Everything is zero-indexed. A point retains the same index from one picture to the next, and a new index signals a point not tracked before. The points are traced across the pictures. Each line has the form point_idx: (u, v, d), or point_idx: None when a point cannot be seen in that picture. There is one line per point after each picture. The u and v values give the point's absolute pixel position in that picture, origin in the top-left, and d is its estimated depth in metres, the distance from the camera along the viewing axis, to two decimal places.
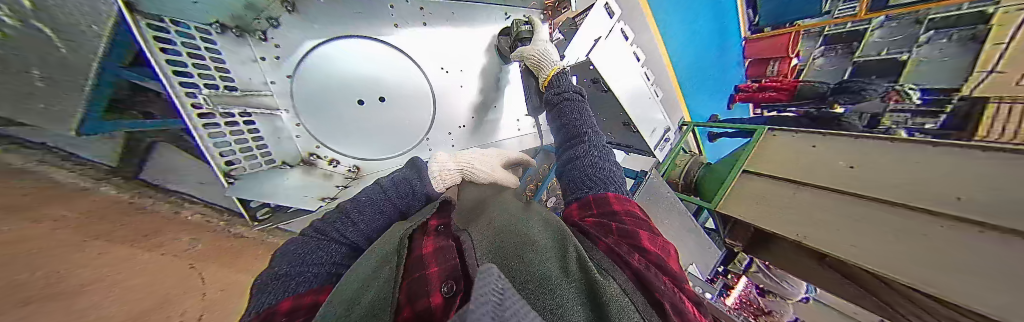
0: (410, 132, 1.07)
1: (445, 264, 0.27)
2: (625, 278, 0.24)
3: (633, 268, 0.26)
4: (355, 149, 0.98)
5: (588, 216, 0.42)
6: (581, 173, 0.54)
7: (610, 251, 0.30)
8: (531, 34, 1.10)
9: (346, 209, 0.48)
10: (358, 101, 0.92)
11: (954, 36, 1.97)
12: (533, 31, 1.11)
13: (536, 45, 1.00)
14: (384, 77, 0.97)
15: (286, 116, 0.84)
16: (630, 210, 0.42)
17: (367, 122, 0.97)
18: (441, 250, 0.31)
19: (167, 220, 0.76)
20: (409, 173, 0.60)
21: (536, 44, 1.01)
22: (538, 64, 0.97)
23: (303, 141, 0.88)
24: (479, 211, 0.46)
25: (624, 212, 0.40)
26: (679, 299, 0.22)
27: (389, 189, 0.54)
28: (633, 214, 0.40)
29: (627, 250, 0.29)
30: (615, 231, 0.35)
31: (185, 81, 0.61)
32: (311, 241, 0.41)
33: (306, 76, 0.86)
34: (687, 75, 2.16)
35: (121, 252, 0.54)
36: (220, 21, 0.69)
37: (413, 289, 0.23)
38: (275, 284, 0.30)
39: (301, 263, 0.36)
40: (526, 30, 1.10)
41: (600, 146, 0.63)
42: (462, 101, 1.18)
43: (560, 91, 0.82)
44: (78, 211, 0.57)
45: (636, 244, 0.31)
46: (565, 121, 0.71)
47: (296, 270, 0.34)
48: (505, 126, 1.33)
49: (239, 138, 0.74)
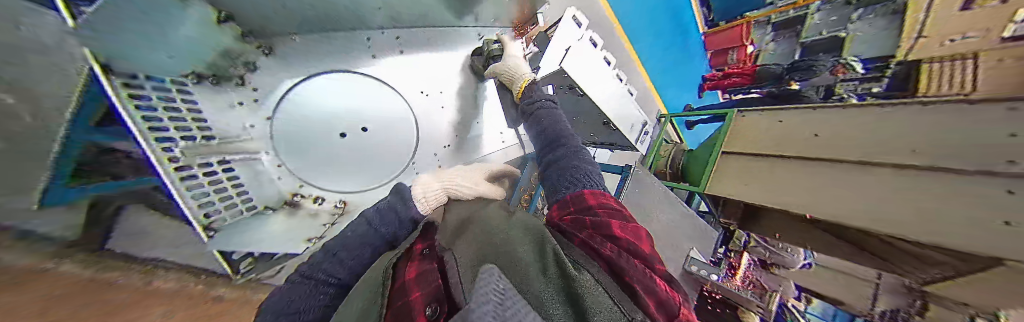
0: (395, 158, 1.06)
1: (429, 287, 0.28)
2: (603, 274, 0.27)
3: (605, 257, 0.29)
4: (338, 184, 0.97)
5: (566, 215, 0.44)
6: (560, 176, 0.56)
7: (584, 244, 0.32)
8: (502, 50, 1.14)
9: (329, 248, 0.46)
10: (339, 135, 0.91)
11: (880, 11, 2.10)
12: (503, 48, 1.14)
13: (507, 62, 1.05)
14: (364, 106, 0.98)
15: (268, 158, 0.88)
16: (603, 202, 0.44)
17: (346, 152, 0.95)
18: (424, 275, 0.32)
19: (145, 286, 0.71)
20: (393, 201, 0.54)
21: (507, 60, 1.06)
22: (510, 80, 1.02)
23: (286, 181, 0.91)
24: (464, 227, 0.43)
25: (597, 205, 0.43)
26: (648, 277, 0.27)
27: (374, 221, 0.50)
28: (607, 205, 0.43)
29: (600, 240, 0.32)
30: (589, 224, 0.37)
31: (161, 135, 0.62)
32: (297, 286, 0.41)
33: (285, 118, 0.89)
34: (657, 71, 2.29)
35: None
36: (197, 71, 0.73)
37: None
38: None
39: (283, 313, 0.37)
40: (497, 47, 1.13)
41: (577, 147, 0.65)
42: (443, 122, 1.19)
43: (533, 101, 0.84)
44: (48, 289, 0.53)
45: (608, 234, 0.34)
46: (541, 128, 0.74)
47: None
48: (488, 141, 1.30)
49: (218, 187, 0.73)
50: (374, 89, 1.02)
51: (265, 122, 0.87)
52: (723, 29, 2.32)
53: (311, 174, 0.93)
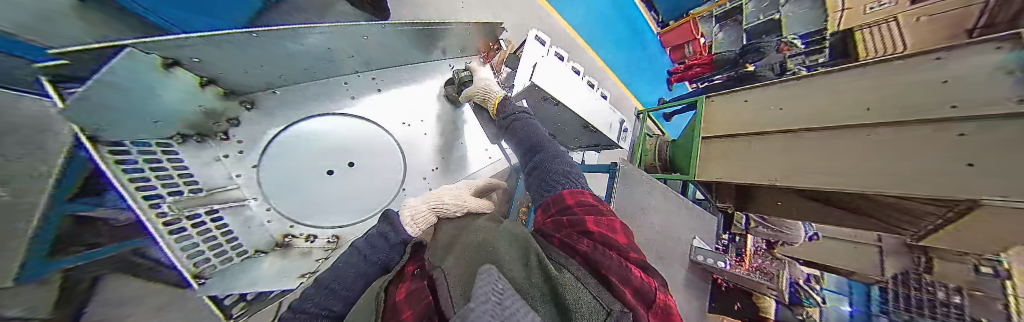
0: (383, 188, 1.08)
1: (418, 304, 0.28)
2: (586, 272, 0.28)
3: (581, 254, 0.31)
4: (328, 220, 0.99)
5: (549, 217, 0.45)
6: (541, 179, 0.59)
7: (563, 244, 0.34)
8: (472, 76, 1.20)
9: (323, 282, 0.45)
10: (328, 172, 0.97)
11: None
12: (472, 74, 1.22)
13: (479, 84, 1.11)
14: (348, 143, 1.03)
15: (256, 203, 0.89)
16: (580, 200, 0.47)
17: (336, 189, 1.00)
18: (416, 292, 0.31)
19: None
20: (382, 226, 0.55)
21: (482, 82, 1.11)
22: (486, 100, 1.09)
23: (274, 224, 0.92)
24: (454, 237, 0.47)
25: (575, 204, 0.45)
26: (621, 265, 0.29)
27: (366, 251, 0.50)
28: (585, 204, 0.46)
29: (578, 239, 0.34)
30: (567, 223, 0.39)
31: (150, 194, 0.61)
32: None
33: (271, 163, 0.93)
34: (625, 72, 2.45)
35: None
36: (181, 132, 0.77)
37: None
38: None
39: None
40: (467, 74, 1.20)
41: (555, 151, 0.70)
42: (428, 147, 1.22)
43: (509, 114, 0.90)
44: None
45: (584, 231, 0.36)
46: (520, 138, 0.78)
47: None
48: (474, 158, 1.32)
49: (209, 236, 0.72)
50: (358, 129, 1.07)
51: (253, 172, 0.91)
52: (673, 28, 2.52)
53: (301, 212, 0.95)
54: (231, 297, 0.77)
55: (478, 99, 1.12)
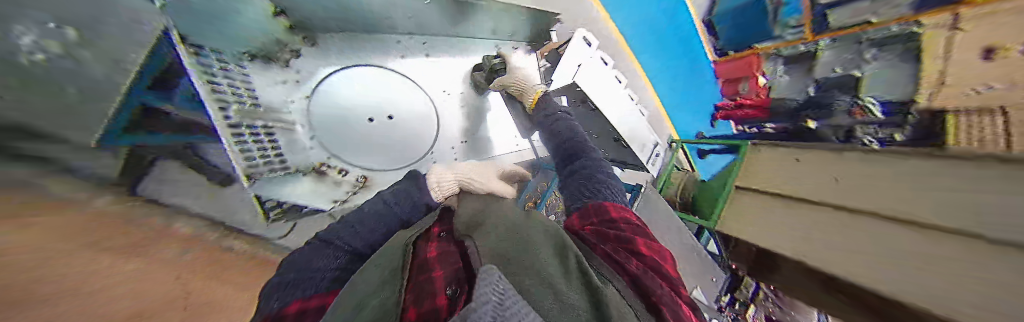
0: (415, 144, 1.12)
1: (451, 268, 0.35)
2: (625, 286, 0.31)
3: (631, 274, 0.34)
4: (364, 160, 1.01)
5: (589, 224, 0.49)
6: (577, 187, 0.61)
7: (607, 256, 0.38)
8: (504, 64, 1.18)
9: (350, 221, 0.52)
10: (368, 119, 0.98)
11: (894, 50, 1.64)
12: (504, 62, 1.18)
13: (513, 74, 1.09)
14: (393, 97, 1.06)
15: (302, 130, 0.91)
16: (623, 216, 0.49)
17: (374, 137, 1.01)
18: (444, 256, 0.39)
19: (164, 230, 0.80)
20: (410, 186, 0.64)
21: (515, 71, 1.10)
22: (522, 93, 1.10)
23: (314, 153, 0.92)
24: (479, 207, 0.51)
25: (620, 219, 0.48)
26: (671, 297, 0.31)
27: (390, 202, 0.58)
28: (626, 222, 0.48)
29: (625, 258, 0.37)
30: (613, 237, 0.43)
31: (219, 94, 0.68)
32: (319, 249, 0.46)
33: (321, 97, 0.94)
34: (670, 96, 2.35)
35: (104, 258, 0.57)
36: (252, 50, 0.79)
37: (426, 298, 0.27)
38: (287, 289, 0.37)
39: (310, 267, 0.42)
40: (500, 61, 1.18)
41: (596, 159, 0.70)
42: (457, 119, 1.25)
43: (548, 114, 0.92)
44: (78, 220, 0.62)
45: (634, 250, 0.40)
46: (560, 140, 0.79)
47: (303, 280, 0.39)
48: (500, 143, 1.35)
49: (260, 146, 0.76)
50: (402, 90, 1.09)
51: (305, 103, 0.92)
52: (727, 59, 2.33)
53: (340, 151, 0.96)
54: (271, 201, 0.80)
55: (512, 89, 1.12)
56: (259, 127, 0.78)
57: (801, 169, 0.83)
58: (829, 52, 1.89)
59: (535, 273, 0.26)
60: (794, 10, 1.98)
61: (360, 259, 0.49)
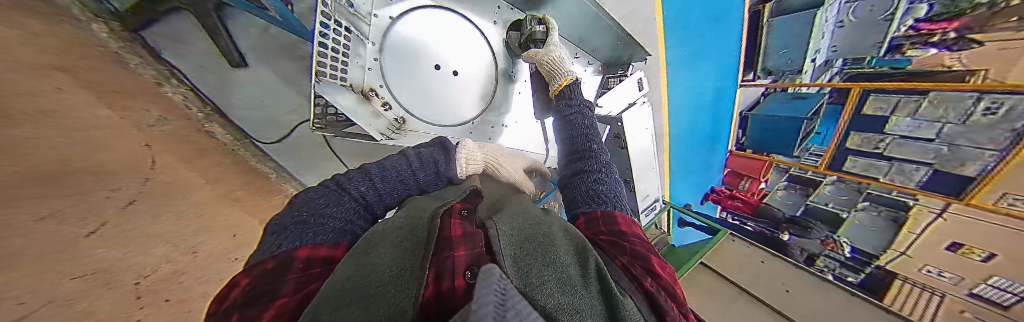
0: (459, 103, 0.75)
1: (472, 251, 0.29)
2: (644, 300, 0.27)
3: (649, 290, 0.29)
4: (415, 104, 0.68)
5: (599, 233, 0.42)
6: (585, 194, 0.50)
7: (626, 269, 0.33)
8: (547, 35, 0.75)
9: (369, 172, 0.45)
10: (437, 66, 0.67)
11: (884, 212, 1.67)
12: (549, 32, 0.76)
13: (550, 50, 0.73)
14: (468, 28, 0.72)
15: (371, 48, 0.58)
16: (639, 233, 0.42)
17: (424, 69, 0.66)
18: (468, 235, 0.33)
19: (147, 87, 0.70)
20: (437, 152, 0.52)
21: (551, 48, 0.73)
22: (550, 71, 0.73)
23: (371, 77, 0.60)
24: (500, 205, 0.48)
25: (635, 235, 0.41)
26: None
27: (415, 163, 0.48)
28: (643, 239, 0.41)
29: (643, 273, 0.32)
30: (630, 251, 0.37)
31: None
32: (330, 192, 0.40)
33: (418, 23, 0.64)
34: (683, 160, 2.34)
35: (49, 97, 0.46)
36: None
37: (444, 265, 0.26)
38: (296, 230, 0.33)
39: (319, 211, 0.37)
40: (542, 31, 0.75)
41: (610, 167, 0.57)
42: (492, 87, 0.81)
43: (571, 106, 0.67)
44: (43, 42, 0.51)
45: (651, 268, 0.34)
46: (574, 133, 0.62)
47: (309, 223, 0.35)
48: (522, 140, 0.94)
49: (335, 35, 0.50)
50: (492, 48, 0.78)
51: (393, 22, 0.60)
52: (746, 154, 1.81)
53: (409, 99, 0.67)
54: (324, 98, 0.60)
55: (540, 69, 0.76)
56: (338, 19, 0.50)
57: (768, 270, 1.18)
58: (831, 187, 1.71)
59: (554, 276, 0.26)
60: (822, 139, 1.57)
61: (369, 215, 0.44)
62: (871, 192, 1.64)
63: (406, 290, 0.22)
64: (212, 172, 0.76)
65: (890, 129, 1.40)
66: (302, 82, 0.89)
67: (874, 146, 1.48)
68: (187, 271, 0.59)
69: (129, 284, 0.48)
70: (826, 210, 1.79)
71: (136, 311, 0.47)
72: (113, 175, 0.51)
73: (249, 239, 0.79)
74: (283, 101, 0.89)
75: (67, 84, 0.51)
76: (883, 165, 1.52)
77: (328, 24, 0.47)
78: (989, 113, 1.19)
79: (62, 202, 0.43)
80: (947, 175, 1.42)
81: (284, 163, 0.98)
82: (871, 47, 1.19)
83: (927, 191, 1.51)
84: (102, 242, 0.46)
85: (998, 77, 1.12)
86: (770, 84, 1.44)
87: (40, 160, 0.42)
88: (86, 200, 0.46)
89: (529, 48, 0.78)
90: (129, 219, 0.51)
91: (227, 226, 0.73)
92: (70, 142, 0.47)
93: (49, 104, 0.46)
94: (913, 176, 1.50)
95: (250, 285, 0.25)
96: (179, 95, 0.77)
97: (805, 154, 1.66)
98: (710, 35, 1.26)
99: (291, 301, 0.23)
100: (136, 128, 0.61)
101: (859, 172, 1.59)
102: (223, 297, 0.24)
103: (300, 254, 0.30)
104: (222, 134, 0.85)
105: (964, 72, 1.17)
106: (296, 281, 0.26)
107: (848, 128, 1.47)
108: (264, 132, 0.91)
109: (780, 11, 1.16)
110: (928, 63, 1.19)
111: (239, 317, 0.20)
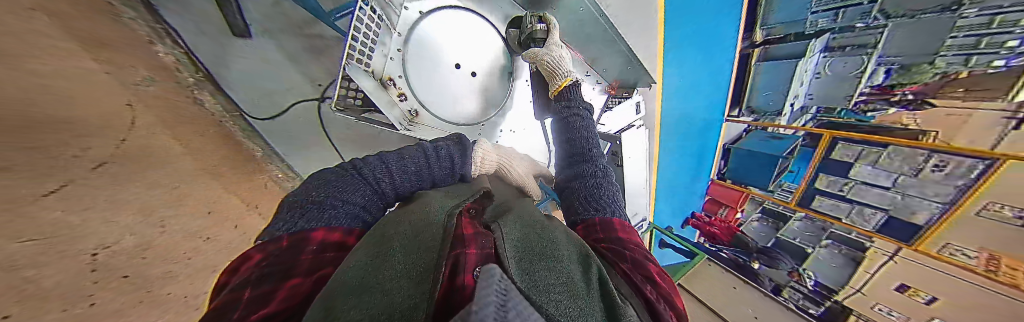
0: (472, 102, 0.74)
1: (482, 250, 0.28)
2: (642, 305, 0.28)
3: (647, 298, 0.30)
4: (431, 99, 0.68)
5: (600, 240, 0.43)
6: (588, 198, 0.51)
7: (625, 276, 0.34)
8: (548, 36, 0.73)
9: (387, 158, 0.44)
10: (457, 65, 0.68)
11: (844, 250, 1.77)
12: (550, 32, 0.73)
13: (551, 50, 0.70)
14: (492, 32, 0.74)
15: (397, 39, 0.60)
16: (637, 241, 0.44)
17: (442, 64, 0.66)
18: (479, 236, 0.32)
19: (138, 44, 0.66)
20: (454, 149, 0.51)
21: (552, 48, 0.71)
22: (551, 71, 0.70)
23: (392, 67, 0.61)
24: (506, 208, 0.47)
25: (631, 241, 0.42)
26: None
27: (432, 157, 0.48)
28: (641, 247, 0.42)
29: (641, 280, 0.33)
30: (629, 258, 0.37)
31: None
32: (345, 175, 0.39)
33: (443, 21, 0.65)
34: None
35: (22, 39, 0.42)
36: None
37: (457, 260, 0.25)
38: (313, 213, 0.32)
39: (337, 195, 0.36)
40: (542, 30, 0.71)
41: (607, 170, 0.58)
42: (506, 92, 0.82)
43: (570, 107, 0.67)
44: None
45: (649, 276, 0.35)
46: (573, 134, 0.62)
47: (324, 206, 0.34)
48: (527, 147, 0.95)
49: (370, 27, 0.54)
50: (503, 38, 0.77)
51: (422, 16, 0.62)
52: (725, 184, 1.89)
53: (425, 93, 0.67)
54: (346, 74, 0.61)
55: (540, 70, 0.73)
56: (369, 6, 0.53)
57: (739, 295, 1.23)
58: (799, 223, 1.80)
59: (557, 280, 0.26)
60: (795, 177, 1.66)
61: (382, 203, 0.42)
62: (836, 232, 1.73)
63: (420, 283, 0.22)
64: (193, 141, 0.70)
65: (855, 175, 1.50)
66: (304, 60, 0.86)
67: (839, 189, 1.58)
68: (156, 243, 0.54)
69: (84, 255, 0.42)
70: (795, 244, 1.87)
71: (87, 286, 0.41)
72: (80, 130, 0.47)
73: (226, 216, 0.72)
74: (284, 79, 0.86)
75: (46, 28, 0.47)
76: (846, 206, 1.61)
77: (365, 8, 0.52)
78: (938, 169, 1.32)
79: (27, 157, 0.39)
80: (900, 222, 1.54)
81: (273, 141, 0.94)
82: (841, 99, 1.33)
83: (883, 235, 1.62)
84: (61, 204, 0.41)
85: (946, 138, 1.26)
86: (751, 123, 1.57)
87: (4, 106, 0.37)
88: (51, 155, 0.42)
89: (528, 47, 0.74)
90: (97, 182, 0.46)
91: (206, 201, 0.68)
92: (39, 90, 0.42)
93: (18, 45, 0.41)
94: (872, 220, 1.61)
95: (264, 261, 0.25)
96: (173, 57, 0.73)
97: (777, 189, 1.75)
98: (703, 69, 1.34)
99: (305, 282, 0.24)
100: (118, 83, 0.56)
101: (824, 210, 1.69)
102: (236, 273, 0.24)
103: (314, 236, 0.29)
104: (211, 103, 0.79)
105: (917, 131, 1.30)
106: (310, 262, 0.27)
107: (818, 170, 1.57)
108: (256, 109, 0.87)
109: (767, 57, 1.26)
110: (887, 120, 1.34)
111: (253, 292, 0.21)
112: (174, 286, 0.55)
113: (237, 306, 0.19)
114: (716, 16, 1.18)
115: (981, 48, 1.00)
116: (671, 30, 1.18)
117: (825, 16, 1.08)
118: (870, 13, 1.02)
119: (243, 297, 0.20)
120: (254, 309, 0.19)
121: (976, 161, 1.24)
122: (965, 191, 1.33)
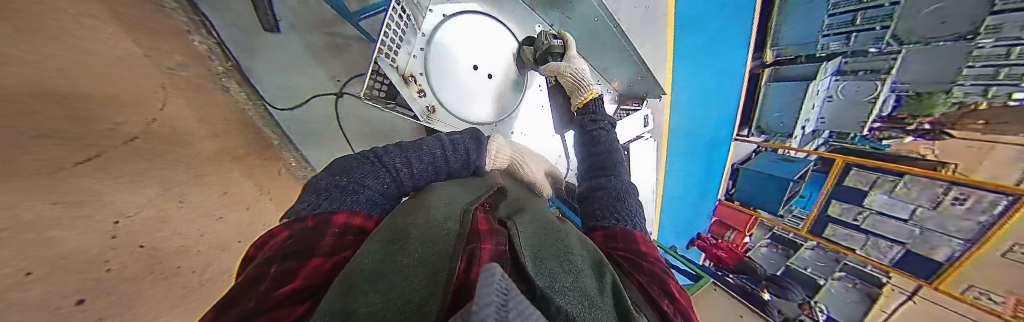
0: (489, 102, 0.76)
1: (497, 247, 0.27)
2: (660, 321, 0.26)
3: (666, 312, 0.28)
4: (450, 97, 0.70)
5: (617, 248, 0.41)
6: (607, 209, 0.51)
7: (643, 288, 0.32)
8: (565, 50, 0.77)
9: (403, 146, 0.46)
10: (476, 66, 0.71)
11: (859, 285, 1.67)
12: (567, 47, 0.77)
13: (571, 63, 0.74)
14: (509, 37, 0.78)
15: (421, 39, 0.63)
16: (658, 255, 0.41)
17: (461, 64, 0.69)
18: (495, 232, 0.31)
19: (174, 32, 0.71)
20: (470, 141, 0.53)
21: (571, 62, 0.74)
22: (573, 85, 0.73)
23: (415, 64, 0.63)
24: (521, 208, 0.47)
25: (652, 254, 0.40)
26: None
27: (448, 150, 0.48)
28: (661, 261, 0.40)
29: (660, 294, 0.31)
30: (647, 270, 0.36)
31: None
32: (366, 161, 0.40)
33: (465, 24, 0.69)
34: None
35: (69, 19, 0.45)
36: None
37: (473, 252, 0.24)
38: (336, 197, 0.34)
39: (360, 179, 0.37)
40: (560, 45, 0.75)
41: (627, 183, 0.58)
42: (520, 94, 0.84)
43: (595, 121, 0.69)
44: None
45: (669, 291, 0.33)
46: (596, 148, 0.64)
47: (347, 191, 0.35)
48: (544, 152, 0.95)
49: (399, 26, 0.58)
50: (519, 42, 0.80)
51: (446, 19, 0.66)
52: (733, 205, 1.81)
53: (444, 91, 0.69)
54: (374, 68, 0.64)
55: (562, 84, 0.76)
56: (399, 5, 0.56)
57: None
58: (811, 252, 1.74)
59: (572, 286, 0.25)
60: (806, 203, 1.61)
61: (398, 192, 0.43)
62: (850, 263, 1.67)
63: (434, 274, 0.21)
64: (217, 125, 0.73)
65: (871, 203, 1.42)
66: (324, 55, 0.91)
67: (853, 218, 1.51)
68: (173, 218, 0.55)
69: (107, 222, 0.44)
70: (806, 275, 1.77)
71: (105, 252, 0.43)
72: (116, 105, 0.49)
73: (239, 199, 0.74)
74: (305, 72, 0.90)
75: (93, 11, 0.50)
76: (861, 237, 1.54)
77: (396, 8, 0.55)
78: (958, 202, 1.27)
79: (64, 124, 0.41)
80: (920, 258, 1.46)
81: (291, 133, 0.95)
82: (855, 124, 1.31)
83: (901, 271, 1.54)
84: (91, 173, 0.43)
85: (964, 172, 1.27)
86: (761, 143, 1.56)
87: (50, 78, 0.40)
88: (88, 125, 0.44)
89: (545, 61, 0.78)
90: (124, 155, 0.49)
91: (224, 182, 0.70)
92: (83, 65, 0.45)
93: (64, 23, 0.45)
94: (887, 253, 1.53)
95: (289, 239, 0.26)
96: (205, 45, 0.77)
97: (788, 214, 1.67)
98: (714, 85, 1.32)
99: (326, 263, 0.25)
100: (153, 65, 0.60)
101: (838, 240, 1.61)
102: (262, 249, 0.25)
103: (336, 220, 0.30)
104: (236, 90, 0.83)
105: (935, 162, 1.30)
106: (331, 243, 0.27)
107: (831, 195, 1.50)
108: (279, 99, 0.89)
109: (777, 78, 1.28)
110: (904, 148, 1.35)
111: (279, 268, 0.21)
112: (185, 261, 0.56)
113: (264, 280, 0.20)
114: (726, 36, 1.19)
115: (998, 79, 1.03)
116: (681, 46, 1.19)
117: (836, 40, 1.12)
118: (881, 38, 1.06)
119: (269, 272, 0.21)
120: (280, 284, 0.19)
121: (999, 196, 1.20)
122: (989, 228, 1.27)
